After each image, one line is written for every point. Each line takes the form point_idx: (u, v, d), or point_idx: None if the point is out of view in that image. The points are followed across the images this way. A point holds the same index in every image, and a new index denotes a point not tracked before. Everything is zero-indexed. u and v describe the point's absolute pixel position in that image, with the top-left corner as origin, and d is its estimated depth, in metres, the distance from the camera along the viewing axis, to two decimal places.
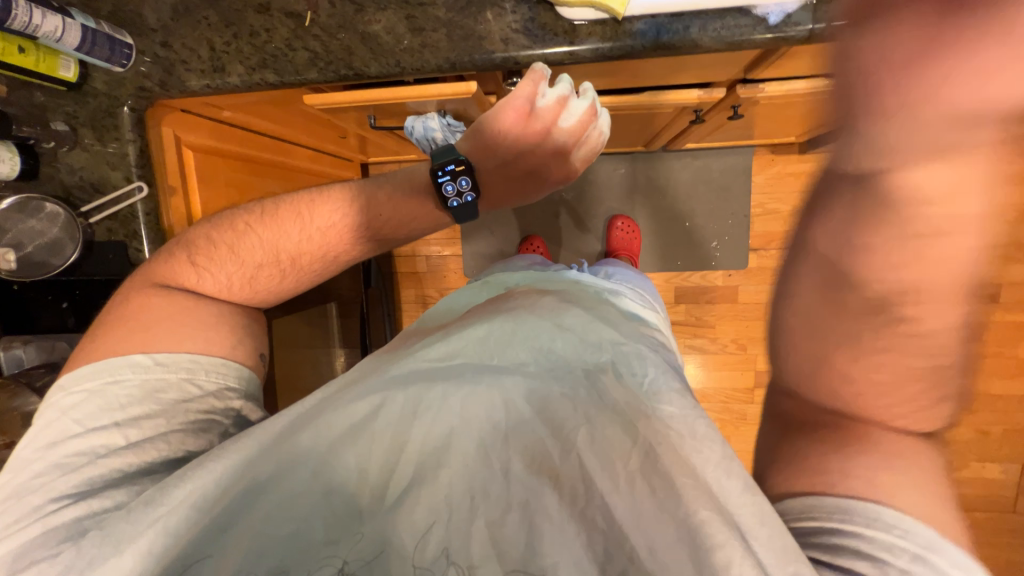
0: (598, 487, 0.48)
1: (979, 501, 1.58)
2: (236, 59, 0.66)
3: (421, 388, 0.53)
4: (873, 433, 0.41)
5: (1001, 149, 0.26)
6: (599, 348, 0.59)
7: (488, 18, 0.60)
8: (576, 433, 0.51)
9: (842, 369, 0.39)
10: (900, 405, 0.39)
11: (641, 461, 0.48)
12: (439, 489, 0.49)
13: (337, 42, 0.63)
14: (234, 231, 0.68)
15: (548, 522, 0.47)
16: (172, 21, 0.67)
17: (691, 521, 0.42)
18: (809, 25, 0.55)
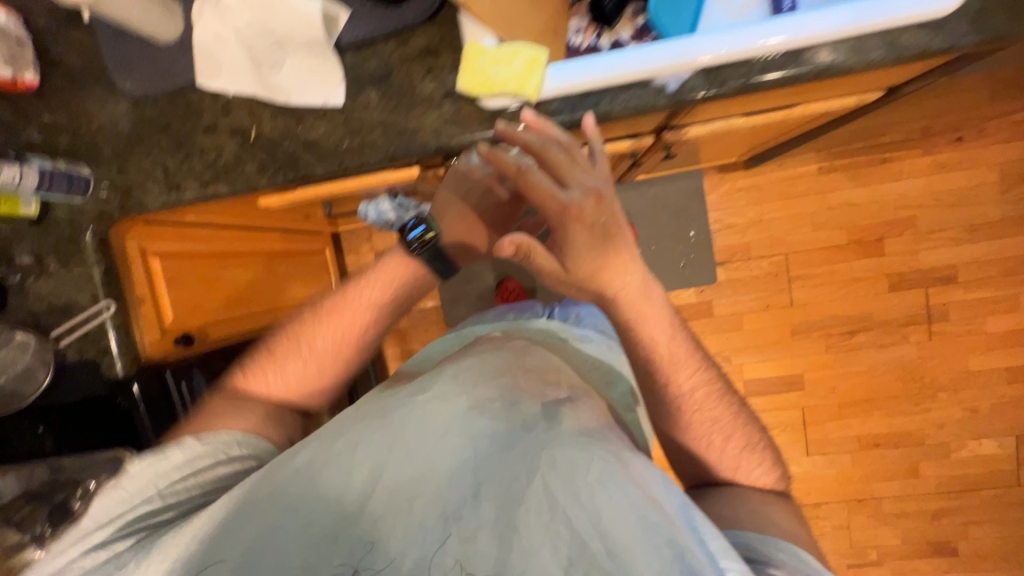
0: (562, 500, 0.47)
1: (985, 479, 1.59)
2: (190, 176, 0.70)
3: (398, 417, 0.55)
4: (739, 473, 0.67)
5: (641, 279, 0.64)
6: (564, 385, 0.64)
7: (420, 114, 0.65)
8: (540, 444, 0.51)
9: (693, 432, 0.68)
10: (723, 442, 0.67)
11: (600, 473, 0.49)
12: (415, 513, 0.47)
13: (282, 150, 0.68)
14: (277, 338, 0.72)
15: (518, 533, 0.46)
16: (126, 149, 0.71)
17: (641, 521, 0.46)
18: (703, 89, 0.61)
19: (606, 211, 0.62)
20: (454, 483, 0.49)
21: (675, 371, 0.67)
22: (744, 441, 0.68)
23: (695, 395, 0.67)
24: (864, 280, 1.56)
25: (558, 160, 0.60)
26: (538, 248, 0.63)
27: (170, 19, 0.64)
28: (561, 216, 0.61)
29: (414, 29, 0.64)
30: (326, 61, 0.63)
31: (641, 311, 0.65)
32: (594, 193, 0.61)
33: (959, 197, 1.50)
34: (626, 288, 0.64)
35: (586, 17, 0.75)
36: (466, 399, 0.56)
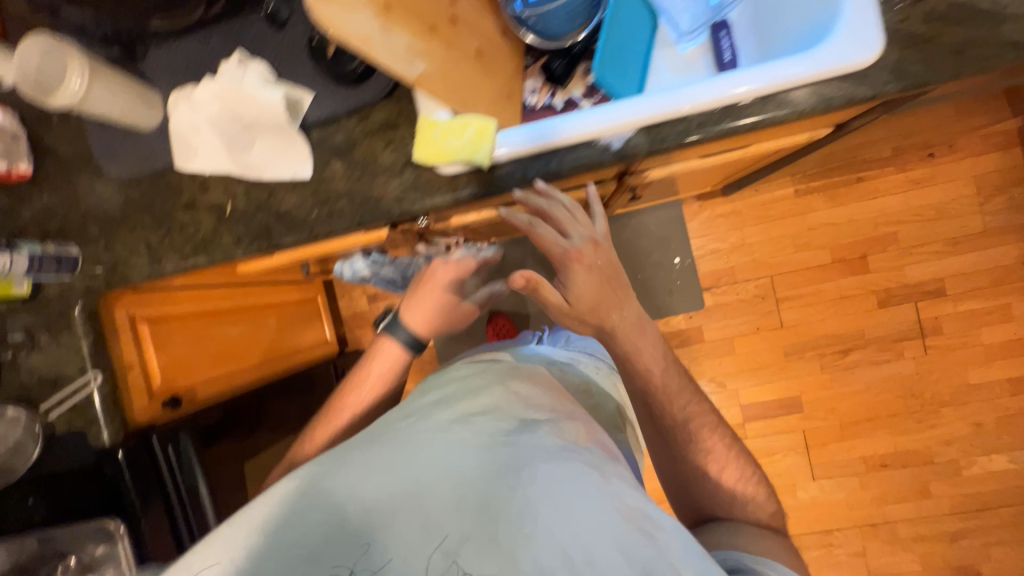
0: (553, 507, 0.50)
1: (1002, 496, 1.53)
2: (171, 250, 0.74)
3: (408, 429, 0.59)
4: (733, 501, 0.71)
5: (637, 320, 0.71)
6: (559, 402, 0.67)
7: (382, 182, 0.69)
8: (535, 459, 0.54)
9: (691, 463, 0.73)
10: (719, 472, 0.72)
11: (588, 490, 0.52)
12: (421, 515, 0.51)
13: (256, 222, 0.72)
14: (296, 444, 0.77)
15: (510, 542, 0.49)
16: (111, 228, 0.76)
17: (623, 533, 0.50)
18: (646, 146, 0.64)
19: (605, 258, 0.69)
20: (453, 493, 0.52)
21: (670, 400, 0.73)
22: (739, 471, 0.73)
23: (689, 425, 0.73)
24: (852, 298, 1.56)
25: (562, 214, 0.67)
26: (546, 285, 0.67)
27: (150, 108, 0.69)
28: (566, 261, 0.66)
29: (373, 105, 0.69)
30: (291, 139, 0.68)
31: (637, 345, 0.71)
32: (592, 241, 0.68)
33: (938, 211, 1.52)
34: (621, 322, 0.69)
35: (540, 78, 0.80)
36: (467, 416, 0.60)
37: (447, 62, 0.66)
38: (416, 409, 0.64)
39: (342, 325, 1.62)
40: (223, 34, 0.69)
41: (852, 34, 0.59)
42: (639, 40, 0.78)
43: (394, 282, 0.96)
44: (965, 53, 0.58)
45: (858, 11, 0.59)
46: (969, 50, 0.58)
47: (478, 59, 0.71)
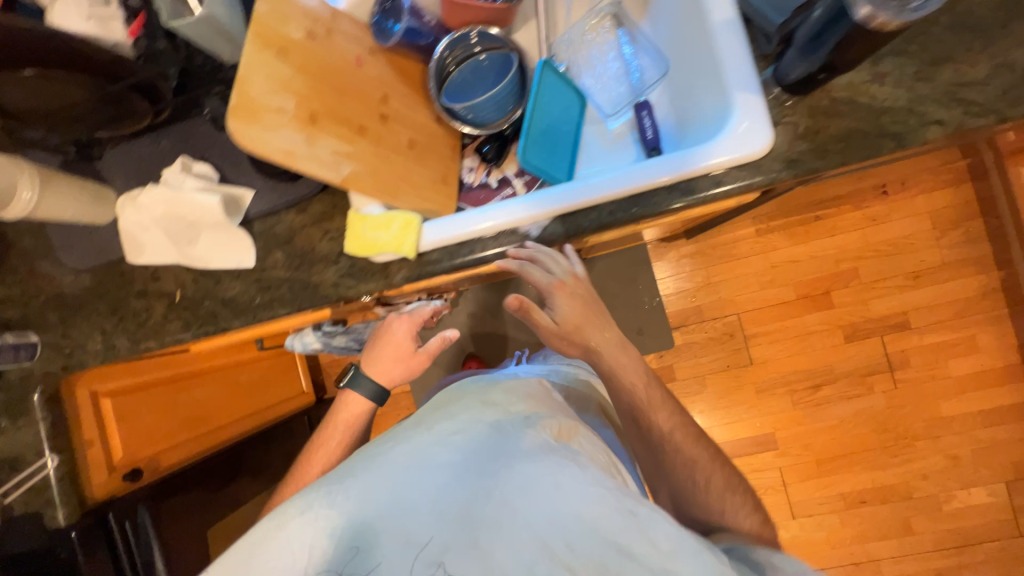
0: (534, 500, 0.52)
1: (985, 531, 1.51)
2: (124, 336, 0.78)
3: (393, 443, 0.61)
4: (731, 512, 0.65)
5: (620, 341, 0.74)
6: (545, 408, 0.69)
7: (319, 270, 0.73)
8: (514, 460, 0.56)
9: (682, 471, 0.68)
10: (709, 478, 0.67)
11: (565, 482, 0.53)
12: (407, 522, 0.52)
13: (202, 308, 0.76)
14: None
15: (492, 544, 0.50)
16: (69, 315, 0.79)
17: (603, 515, 0.50)
18: (562, 233, 0.69)
19: (584, 290, 0.74)
20: (436, 499, 0.53)
21: (651, 412, 0.71)
22: (728, 481, 0.68)
23: (675, 435, 0.70)
24: (819, 333, 1.58)
25: (549, 254, 0.72)
26: (535, 310, 0.73)
27: (103, 206, 0.74)
28: (552, 288, 0.71)
29: (310, 198, 0.74)
30: (234, 234, 0.72)
31: (618, 355, 0.73)
32: (571, 274, 0.73)
33: (897, 246, 1.55)
34: (606, 343, 0.73)
35: (476, 158, 0.84)
36: (451, 428, 0.61)
37: (377, 159, 0.70)
38: (402, 427, 0.66)
39: (319, 373, 1.64)
40: (172, 135, 0.74)
41: (743, 130, 0.63)
42: (568, 121, 0.83)
43: (350, 349, 0.99)
44: (850, 145, 0.62)
45: (747, 109, 0.63)
46: (853, 142, 0.62)
47: (410, 150, 0.76)
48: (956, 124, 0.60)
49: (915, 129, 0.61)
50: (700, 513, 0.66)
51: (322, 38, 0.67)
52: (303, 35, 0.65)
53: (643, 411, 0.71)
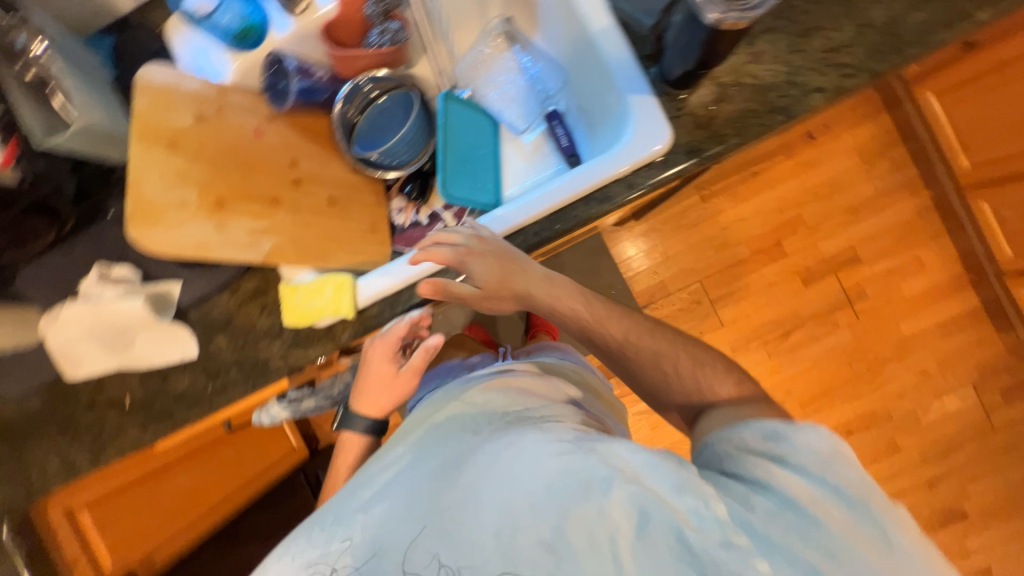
0: (499, 461, 0.53)
1: (963, 433, 1.61)
2: (81, 454, 0.76)
3: (378, 462, 0.64)
4: (702, 387, 0.59)
5: (550, 282, 0.66)
6: (522, 392, 0.68)
7: (265, 346, 0.72)
8: (478, 447, 0.58)
9: (648, 367, 0.62)
10: (669, 363, 0.62)
11: (523, 447, 0.54)
12: (390, 517, 0.54)
13: (156, 408, 0.74)
14: None
15: (467, 524, 0.50)
16: (17, 445, 0.76)
17: (565, 459, 0.51)
18: None
19: (495, 242, 0.65)
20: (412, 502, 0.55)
21: (601, 326, 0.64)
22: (694, 355, 0.62)
23: (630, 339, 0.64)
24: (779, 283, 1.63)
25: (447, 235, 0.67)
26: (453, 287, 0.65)
27: (25, 328, 0.71)
28: (458, 255, 0.64)
29: (241, 277, 0.73)
30: (170, 329, 0.71)
31: (552, 294, 0.65)
32: (474, 235, 0.66)
33: (833, 185, 1.61)
34: (537, 285, 0.65)
35: (404, 198, 0.85)
36: (427, 439, 0.63)
37: (298, 226, 0.70)
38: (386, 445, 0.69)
39: None
40: (84, 242, 0.71)
41: (641, 131, 0.65)
42: (483, 144, 0.84)
43: (322, 407, 0.97)
44: (744, 125, 0.65)
45: (643, 110, 0.65)
46: (746, 122, 0.65)
47: (332, 207, 0.75)
48: (834, 88, 0.63)
49: (799, 99, 0.64)
50: (680, 399, 0.61)
51: (214, 117, 0.66)
52: (192, 120, 0.63)
53: (590, 335, 0.66)
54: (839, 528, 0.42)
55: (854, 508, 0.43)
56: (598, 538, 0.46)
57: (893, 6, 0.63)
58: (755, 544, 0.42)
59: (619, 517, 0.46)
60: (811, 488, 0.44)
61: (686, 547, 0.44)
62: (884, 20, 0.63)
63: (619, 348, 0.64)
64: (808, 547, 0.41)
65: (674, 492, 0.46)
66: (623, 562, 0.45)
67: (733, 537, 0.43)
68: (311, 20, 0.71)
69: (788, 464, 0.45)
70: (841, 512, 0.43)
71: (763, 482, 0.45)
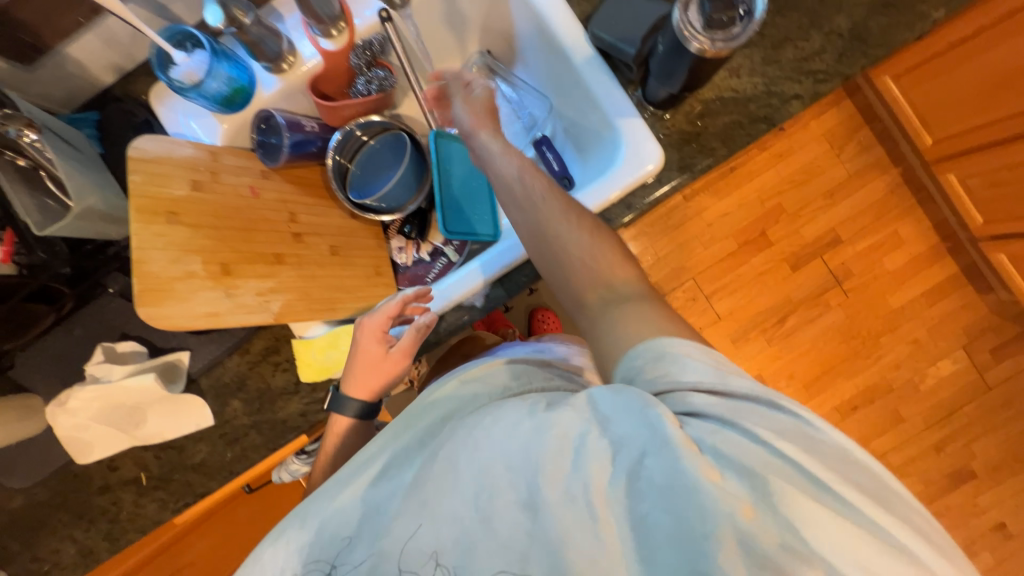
0: (471, 436, 0.49)
1: (960, 396, 1.66)
2: (98, 539, 0.73)
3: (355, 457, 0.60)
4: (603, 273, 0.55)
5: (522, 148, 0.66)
6: (502, 369, 0.62)
7: (283, 404, 0.71)
8: (454, 426, 0.53)
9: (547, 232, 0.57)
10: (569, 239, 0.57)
11: (499, 418, 0.49)
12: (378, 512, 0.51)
13: (175, 481, 0.72)
14: None
15: (441, 497, 0.47)
16: (30, 539, 0.73)
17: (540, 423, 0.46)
18: (504, 295, 0.71)
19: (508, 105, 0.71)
20: (396, 486, 0.53)
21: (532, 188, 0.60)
22: (590, 223, 0.58)
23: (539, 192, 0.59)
24: (768, 271, 1.67)
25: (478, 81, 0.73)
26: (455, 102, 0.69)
27: (31, 418, 0.69)
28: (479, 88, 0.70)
29: (249, 338, 0.72)
30: (180, 400, 0.69)
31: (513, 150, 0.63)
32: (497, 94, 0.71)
33: (808, 172, 1.66)
34: (495, 139, 0.64)
35: (403, 237, 0.85)
36: (416, 420, 0.59)
37: (303, 280, 0.70)
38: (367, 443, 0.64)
39: None
40: (83, 319, 0.69)
41: (635, 152, 0.66)
42: (477, 178, 0.84)
43: None
44: (731, 137, 0.67)
45: (634, 131, 0.66)
46: (732, 134, 0.67)
47: (335, 257, 0.75)
48: (810, 94, 0.66)
49: (779, 108, 0.67)
50: (590, 279, 0.54)
51: (209, 182, 0.65)
52: (189, 188, 0.62)
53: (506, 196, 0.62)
54: (775, 432, 0.40)
55: (772, 407, 0.42)
56: (568, 491, 0.42)
57: (856, 13, 0.66)
58: (711, 458, 0.39)
59: (595, 472, 0.42)
60: (725, 399, 0.42)
61: (652, 485, 0.39)
62: (849, 27, 0.66)
63: (541, 202, 0.58)
64: (763, 459, 0.39)
65: (625, 425, 0.42)
66: (597, 512, 0.41)
67: (692, 462, 0.38)
68: (298, 74, 0.72)
69: (699, 386, 0.43)
70: (790, 442, 0.40)
71: (695, 410, 0.42)
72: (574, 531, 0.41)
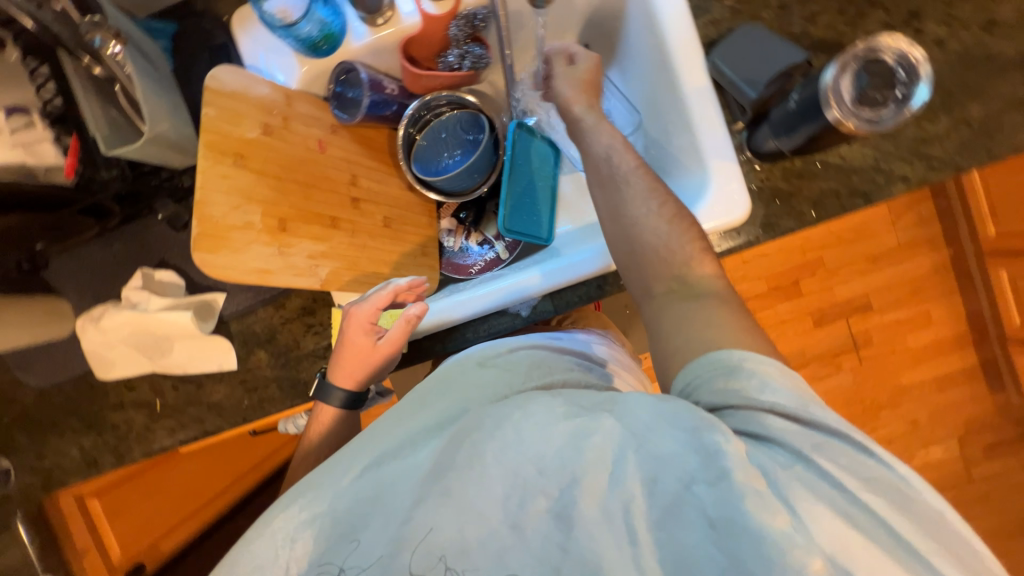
0: (500, 423, 0.45)
1: (943, 483, 1.68)
2: (104, 452, 0.73)
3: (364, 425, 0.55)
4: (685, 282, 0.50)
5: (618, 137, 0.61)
6: (533, 356, 0.59)
7: (308, 366, 0.71)
8: (479, 411, 0.49)
9: (642, 222, 0.53)
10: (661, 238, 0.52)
11: (528, 410, 0.45)
12: (390, 491, 0.46)
13: (188, 415, 0.72)
14: None
15: (465, 490, 0.42)
16: (37, 438, 0.73)
17: (576, 428, 0.42)
18: (552, 309, 0.69)
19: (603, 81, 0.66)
20: (410, 465, 0.47)
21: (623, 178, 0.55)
22: (675, 214, 0.53)
23: (634, 180, 0.55)
24: (791, 321, 1.65)
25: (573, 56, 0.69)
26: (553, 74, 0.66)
27: (60, 321, 0.68)
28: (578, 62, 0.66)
29: (287, 294, 0.70)
30: (211, 339, 0.69)
31: (606, 136, 0.59)
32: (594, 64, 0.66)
33: (857, 232, 1.61)
34: (586, 110, 0.61)
35: (455, 220, 0.81)
36: (435, 398, 0.54)
37: (354, 249, 0.67)
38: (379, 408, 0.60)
39: None
40: (125, 237, 0.69)
41: (726, 193, 0.62)
42: (542, 178, 0.80)
43: None
44: (822, 203, 0.64)
45: (727, 177, 0.62)
46: (826, 201, 0.64)
47: (387, 229, 0.72)
48: (918, 179, 0.63)
49: (882, 186, 0.63)
50: (664, 270, 0.51)
51: (280, 128, 0.61)
52: (260, 132, 0.59)
53: (598, 175, 0.57)
54: (844, 471, 0.37)
55: (862, 450, 0.37)
56: (608, 507, 0.39)
57: (991, 105, 0.62)
58: (775, 498, 0.35)
59: (636, 488, 0.39)
60: (803, 428, 0.38)
61: (703, 516, 0.36)
62: (980, 117, 0.62)
63: (623, 183, 0.55)
64: (835, 503, 0.36)
65: (674, 444, 0.38)
66: (639, 534, 0.38)
67: (754, 503, 0.35)
68: (391, 32, 0.67)
69: (777, 409, 0.39)
70: (874, 491, 0.36)
71: (762, 433, 0.39)
72: (615, 552, 0.38)
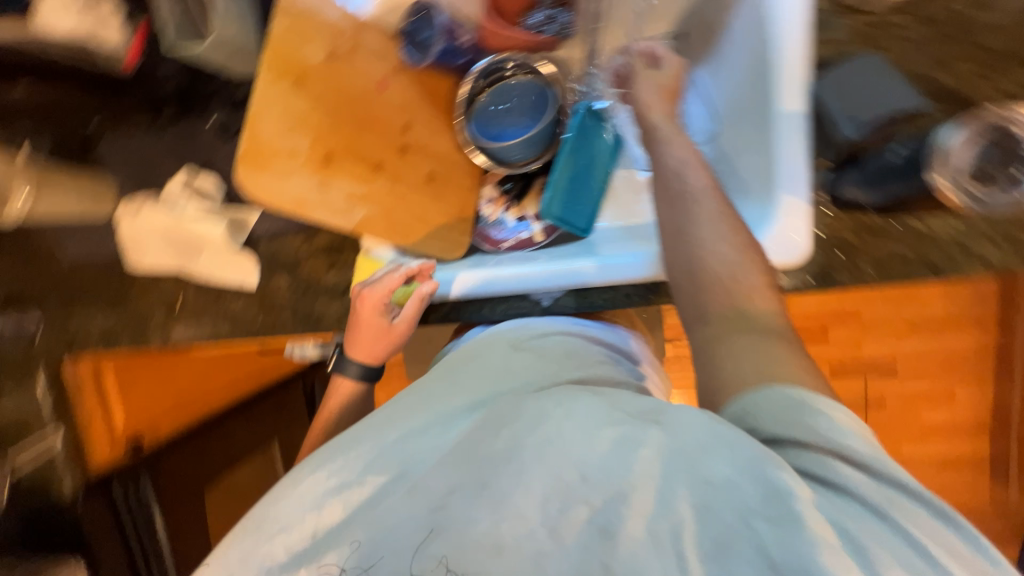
0: (544, 416, 0.47)
1: None
2: (121, 333, 0.75)
3: (405, 395, 0.58)
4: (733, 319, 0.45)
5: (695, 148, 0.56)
6: (574, 357, 0.61)
7: (325, 303, 0.71)
8: (523, 399, 0.51)
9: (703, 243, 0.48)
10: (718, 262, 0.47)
11: (572, 409, 0.47)
12: (430, 464, 0.48)
13: (205, 318, 0.73)
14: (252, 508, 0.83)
15: (505, 486, 0.44)
16: (60, 303, 0.75)
17: (624, 441, 0.44)
18: (573, 306, 0.68)
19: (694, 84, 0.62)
20: (447, 442, 0.50)
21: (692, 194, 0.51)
22: (745, 243, 0.49)
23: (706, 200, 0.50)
24: None
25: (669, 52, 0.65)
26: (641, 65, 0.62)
27: (100, 197, 0.69)
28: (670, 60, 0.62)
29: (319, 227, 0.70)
30: (239, 254, 0.70)
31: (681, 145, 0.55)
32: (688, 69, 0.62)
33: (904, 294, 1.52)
34: (662, 117, 0.58)
35: (498, 189, 0.75)
36: (475, 378, 0.58)
37: (393, 197, 0.66)
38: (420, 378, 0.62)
39: None
40: (174, 132, 0.69)
41: (786, 232, 0.58)
42: (599, 166, 0.74)
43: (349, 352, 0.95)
44: (887, 266, 0.59)
45: (791, 214, 0.58)
46: (891, 265, 0.59)
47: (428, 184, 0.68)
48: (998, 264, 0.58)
49: (959, 263, 0.58)
50: (722, 300, 0.46)
51: None
52: None
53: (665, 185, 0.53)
54: (924, 532, 0.36)
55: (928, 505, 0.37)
56: (656, 524, 0.40)
57: None
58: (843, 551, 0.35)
59: (687, 512, 0.40)
60: (877, 480, 0.38)
61: (763, 553, 0.37)
62: None
63: (692, 202, 0.50)
64: (905, 558, 0.35)
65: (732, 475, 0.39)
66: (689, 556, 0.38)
67: (829, 558, 0.35)
68: None
69: (852, 454, 0.38)
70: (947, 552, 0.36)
71: (835, 480, 0.38)
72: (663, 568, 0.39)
